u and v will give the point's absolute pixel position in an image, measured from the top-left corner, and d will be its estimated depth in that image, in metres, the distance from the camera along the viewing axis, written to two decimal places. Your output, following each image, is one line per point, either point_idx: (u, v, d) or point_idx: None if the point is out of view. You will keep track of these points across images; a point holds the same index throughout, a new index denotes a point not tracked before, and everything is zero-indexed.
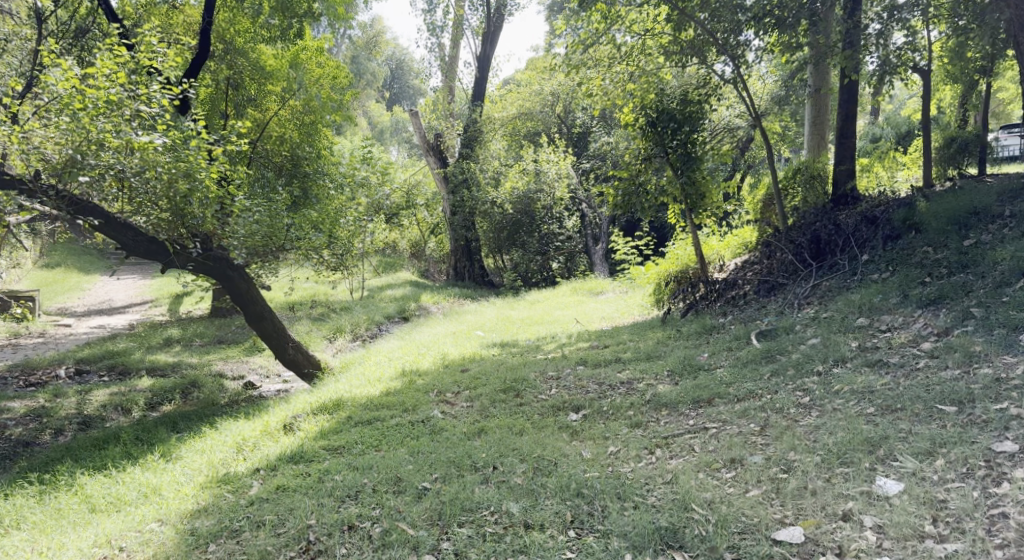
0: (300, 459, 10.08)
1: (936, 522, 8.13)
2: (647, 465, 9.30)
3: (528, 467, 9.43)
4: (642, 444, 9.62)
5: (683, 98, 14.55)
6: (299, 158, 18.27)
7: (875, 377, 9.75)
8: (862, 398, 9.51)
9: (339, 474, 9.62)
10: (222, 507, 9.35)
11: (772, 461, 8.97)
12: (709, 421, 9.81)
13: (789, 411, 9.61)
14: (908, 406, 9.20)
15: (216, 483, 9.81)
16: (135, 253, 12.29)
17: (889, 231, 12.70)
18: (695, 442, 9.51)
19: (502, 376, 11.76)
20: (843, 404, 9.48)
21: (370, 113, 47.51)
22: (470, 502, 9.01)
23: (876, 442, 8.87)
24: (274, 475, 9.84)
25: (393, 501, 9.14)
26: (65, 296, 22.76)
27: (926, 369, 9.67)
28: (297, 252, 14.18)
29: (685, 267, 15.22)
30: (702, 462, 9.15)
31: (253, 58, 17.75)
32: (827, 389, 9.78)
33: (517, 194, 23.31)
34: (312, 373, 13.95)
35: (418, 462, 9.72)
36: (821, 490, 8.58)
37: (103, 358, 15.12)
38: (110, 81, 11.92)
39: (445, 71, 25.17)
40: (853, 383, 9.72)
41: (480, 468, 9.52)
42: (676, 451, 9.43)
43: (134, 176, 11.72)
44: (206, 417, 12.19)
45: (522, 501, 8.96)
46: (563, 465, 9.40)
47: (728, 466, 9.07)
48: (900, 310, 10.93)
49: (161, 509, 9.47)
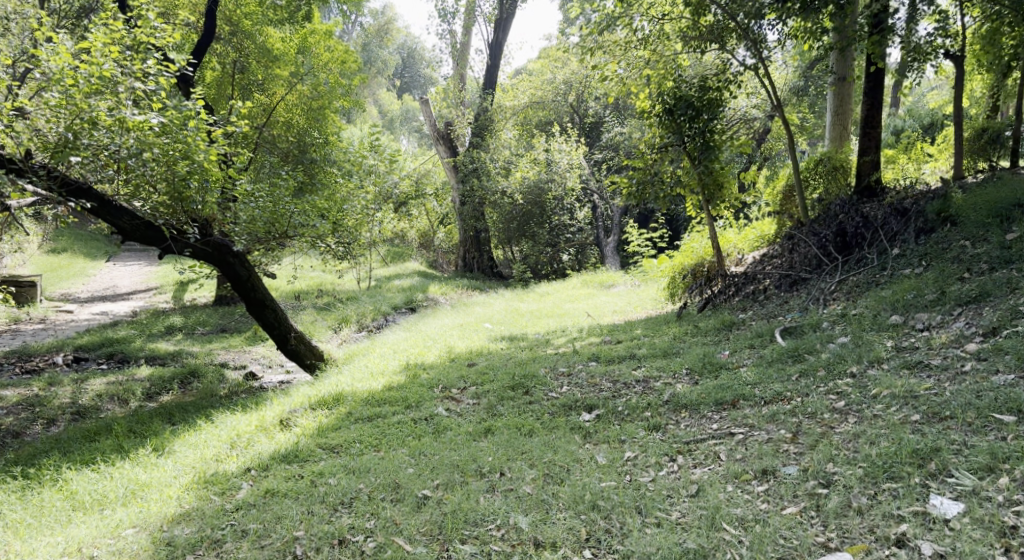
0: (294, 459, 9.50)
1: (1006, 552, 7.54)
2: (669, 474, 8.70)
3: (539, 474, 8.84)
4: (662, 450, 8.98)
5: (702, 85, 13.89)
6: (307, 144, 17.57)
7: (918, 380, 9.05)
8: (905, 403, 8.82)
9: (334, 478, 9.05)
10: (205, 512, 8.79)
11: (809, 473, 8.36)
12: (734, 426, 9.17)
13: (822, 416, 8.96)
14: (958, 414, 8.51)
15: (202, 484, 9.24)
16: (131, 237, 11.61)
17: (922, 224, 12.05)
18: (720, 448, 8.88)
19: (511, 372, 11.14)
20: (884, 411, 8.79)
21: (381, 102, 47.09)
22: (474, 514, 8.44)
23: (925, 456, 8.21)
24: (265, 476, 9.28)
25: (389, 510, 8.57)
26: (67, 281, 22.23)
27: (974, 374, 8.95)
28: (301, 240, 13.53)
29: (701, 261, 14.61)
30: (730, 472, 8.55)
31: (259, 41, 17.26)
32: (864, 393, 9.10)
33: (527, 184, 22.54)
34: (314, 364, 13.34)
35: (420, 465, 9.15)
36: (866, 509, 7.99)
37: (101, 346, 14.53)
38: (105, 57, 11.06)
39: (456, 58, 24.54)
40: (893, 387, 9.02)
41: (486, 474, 8.93)
42: (699, 459, 8.81)
43: (131, 157, 10.97)
44: (203, 409, 11.60)
45: (532, 514, 8.39)
46: (576, 472, 8.82)
47: (760, 478, 8.46)
48: (936, 308, 10.21)
49: (140, 513, 8.87)
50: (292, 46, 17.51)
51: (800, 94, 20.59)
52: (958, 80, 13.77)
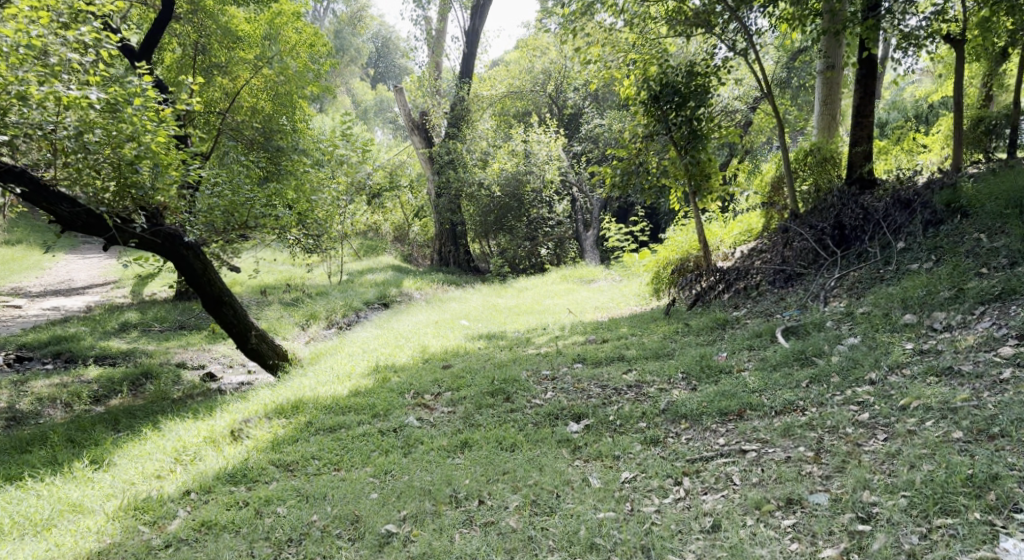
0: (241, 480, 8.56)
1: None
2: (676, 503, 7.85)
3: (524, 501, 7.99)
4: (666, 471, 8.14)
5: (690, 70, 12.95)
6: (274, 130, 16.55)
7: (950, 390, 8.22)
8: (943, 418, 7.98)
9: (283, 506, 8.15)
10: (131, 549, 7.86)
11: (843, 505, 7.52)
12: (745, 442, 8.33)
13: (846, 431, 8.13)
14: (1008, 432, 7.68)
15: (132, 511, 8.26)
16: (72, 227, 10.73)
17: (930, 216, 11.19)
18: (731, 470, 8.04)
19: (490, 375, 10.19)
20: (919, 427, 7.96)
21: (355, 92, 46.07)
22: (450, 556, 7.57)
23: (983, 485, 7.38)
24: (204, 502, 8.33)
25: (348, 552, 7.69)
26: (21, 276, 21.11)
27: (1015, 383, 8.10)
28: (265, 230, 12.63)
29: (686, 256, 13.75)
30: (749, 502, 7.69)
31: (222, 21, 16.08)
32: (892, 404, 8.26)
33: (505, 176, 21.53)
34: (277, 364, 12.39)
35: (385, 490, 8.26)
36: (919, 551, 7.15)
37: (47, 344, 13.51)
38: (32, 24, 10.13)
39: (431, 45, 23.55)
40: (924, 397, 8.20)
41: (461, 501, 8.07)
42: (709, 484, 7.96)
43: (70, 138, 10.21)
44: (152, 415, 10.61)
45: (520, 556, 7.52)
46: (568, 499, 7.97)
47: (784, 508, 7.62)
48: (954, 306, 9.37)
49: (56, 547, 7.89)
50: (258, 27, 16.57)
51: (783, 85, 19.83)
52: (957, 66, 12.96)
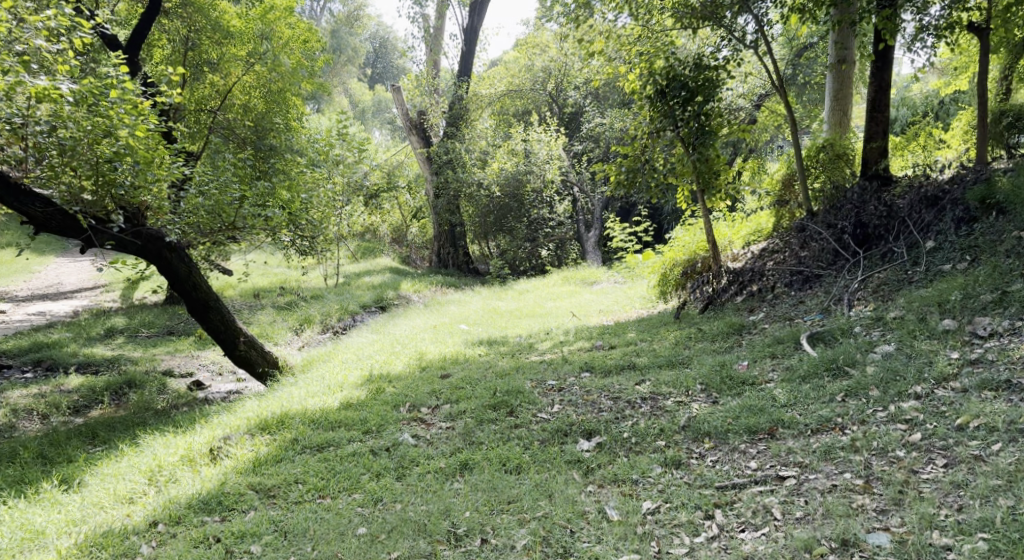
0: (215, 507, 7.85)
1: None
2: (710, 541, 7.13)
3: (534, 538, 7.27)
4: (694, 502, 7.42)
5: (697, 62, 12.20)
6: (265, 128, 15.60)
7: (1013, 407, 7.52)
8: (1014, 441, 7.30)
9: (258, 544, 7.45)
10: None
11: (909, 549, 6.81)
12: (781, 467, 7.61)
13: (898, 456, 7.44)
14: None
15: (94, 543, 7.54)
16: (43, 227, 10.06)
17: (962, 214, 10.45)
18: (770, 501, 7.33)
19: (492, 386, 9.43)
20: (983, 452, 7.27)
21: (353, 92, 45.22)
22: None
23: None
24: (174, 535, 7.61)
25: None
26: (7, 279, 20.37)
27: None
28: (254, 233, 11.70)
29: (693, 257, 12.94)
30: (797, 544, 6.96)
31: (213, 16, 15.22)
32: (948, 425, 7.56)
33: (505, 175, 20.77)
34: (266, 372, 11.64)
35: (375, 522, 7.54)
36: None
37: (27, 351, 12.79)
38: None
39: (427, 43, 22.76)
40: (983, 416, 7.51)
41: (463, 537, 7.35)
42: (745, 519, 7.25)
43: (41, 133, 9.56)
44: (132, 428, 9.87)
45: None
46: (585, 537, 7.26)
47: (839, 551, 6.90)
48: (1000, 311, 8.65)
49: None
50: (251, 23, 15.48)
51: (789, 83, 19.20)
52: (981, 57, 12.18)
